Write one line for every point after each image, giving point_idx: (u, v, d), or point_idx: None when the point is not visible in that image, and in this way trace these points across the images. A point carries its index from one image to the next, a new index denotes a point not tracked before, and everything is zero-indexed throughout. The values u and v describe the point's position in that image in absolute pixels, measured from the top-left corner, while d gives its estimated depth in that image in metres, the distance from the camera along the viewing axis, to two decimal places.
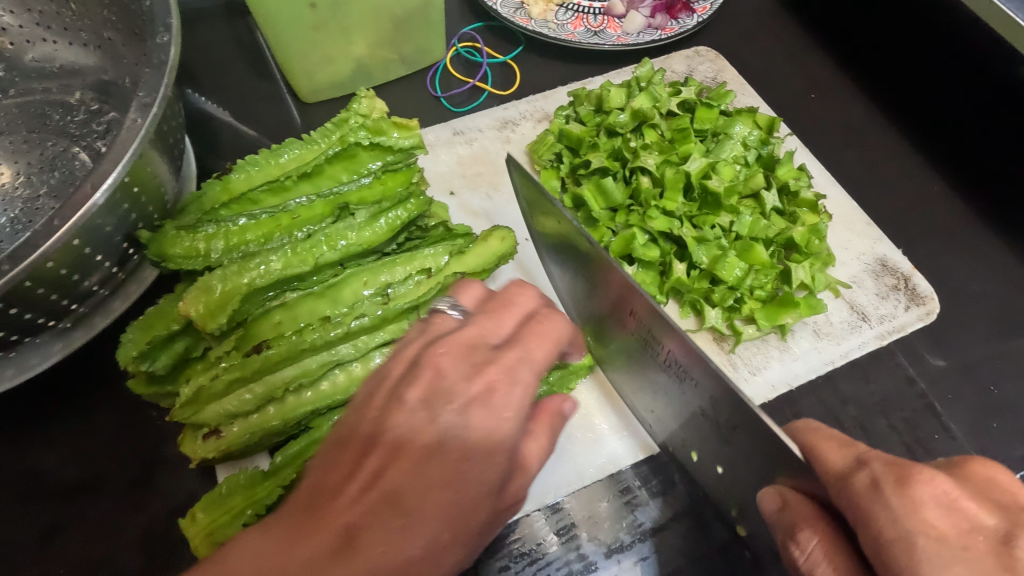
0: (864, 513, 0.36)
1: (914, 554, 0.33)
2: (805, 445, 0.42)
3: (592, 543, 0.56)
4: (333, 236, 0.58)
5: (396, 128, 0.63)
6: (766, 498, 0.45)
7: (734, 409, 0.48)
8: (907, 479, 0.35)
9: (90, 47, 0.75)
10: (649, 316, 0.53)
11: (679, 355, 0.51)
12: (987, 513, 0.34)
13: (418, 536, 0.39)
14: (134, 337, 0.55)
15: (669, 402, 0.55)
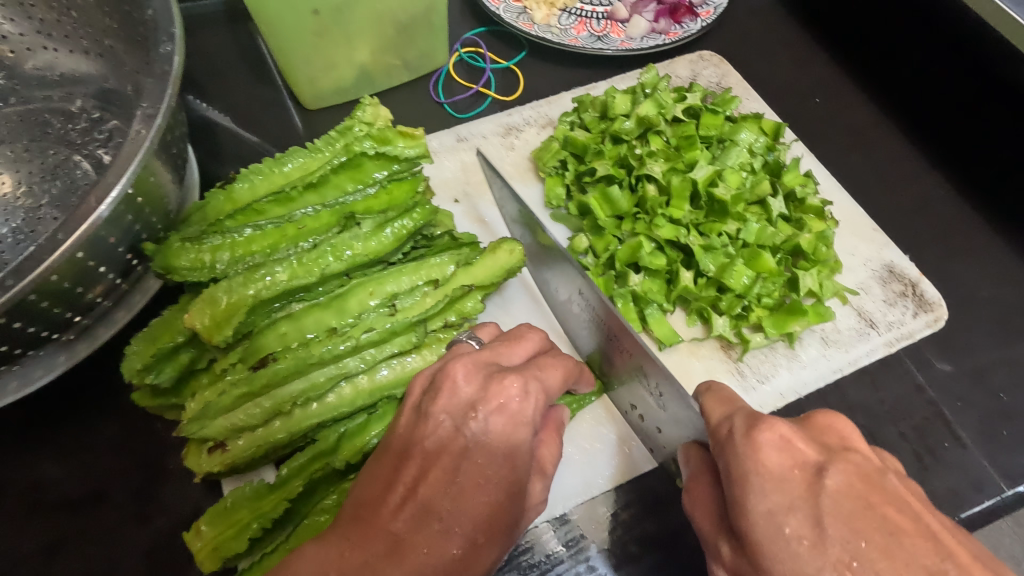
0: (721, 456, 0.43)
1: (747, 487, 0.40)
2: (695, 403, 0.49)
3: (601, 554, 0.56)
4: (339, 246, 0.58)
5: (402, 138, 0.63)
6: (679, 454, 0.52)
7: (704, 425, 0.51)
8: (755, 427, 0.42)
9: (91, 55, 0.74)
10: (641, 357, 0.56)
11: (666, 395, 0.54)
12: (812, 452, 0.41)
13: (455, 538, 0.42)
14: (139, 349, 0.54)
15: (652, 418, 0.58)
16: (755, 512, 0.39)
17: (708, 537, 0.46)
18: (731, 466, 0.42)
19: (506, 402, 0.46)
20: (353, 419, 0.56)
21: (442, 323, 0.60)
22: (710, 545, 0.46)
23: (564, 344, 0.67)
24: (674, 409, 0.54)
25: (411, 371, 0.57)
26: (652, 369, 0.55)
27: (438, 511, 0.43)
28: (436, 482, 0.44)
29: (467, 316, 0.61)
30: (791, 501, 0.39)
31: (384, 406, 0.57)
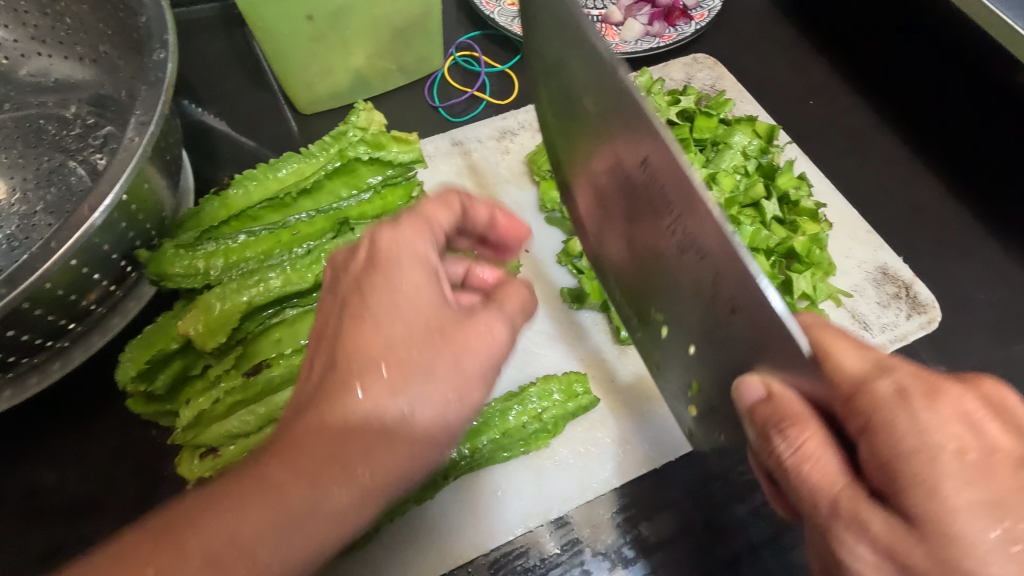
0: (883, 422, 0.35)
1: (933, 466, 0.33)
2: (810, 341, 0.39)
3: (595, 558, 0.56)
4: (333, 252, 0.58)
5: (396, 144, 0.63)
6: (746, 389, 0.41)
7: (743, 347, 0.41)
8: (935, 393, 0.35)
9: (86, 61, 0.74)
10: (716, 254, 0.39)
11: (752, 306, 0.38)
12: (1001, 435, 0.35)
13: (352, 386, 0.37)
14: (133, 356, 0.54)
15: (687, 334, 0.48)
16: (951, 501, 0.32)
17: (829, 507, 0.36)
18: (906, 435, 0.34)
19: (376, 243, 0.41)
20: None
21: None
22: (830, 520, 0.36)
23: (560, 347, 0.67)
24: (740, 333, 0.41)
25: None
26: (726, 274, 0.39)
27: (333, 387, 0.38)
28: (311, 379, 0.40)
29: None
30: (992, 492, 0.32)
31: None
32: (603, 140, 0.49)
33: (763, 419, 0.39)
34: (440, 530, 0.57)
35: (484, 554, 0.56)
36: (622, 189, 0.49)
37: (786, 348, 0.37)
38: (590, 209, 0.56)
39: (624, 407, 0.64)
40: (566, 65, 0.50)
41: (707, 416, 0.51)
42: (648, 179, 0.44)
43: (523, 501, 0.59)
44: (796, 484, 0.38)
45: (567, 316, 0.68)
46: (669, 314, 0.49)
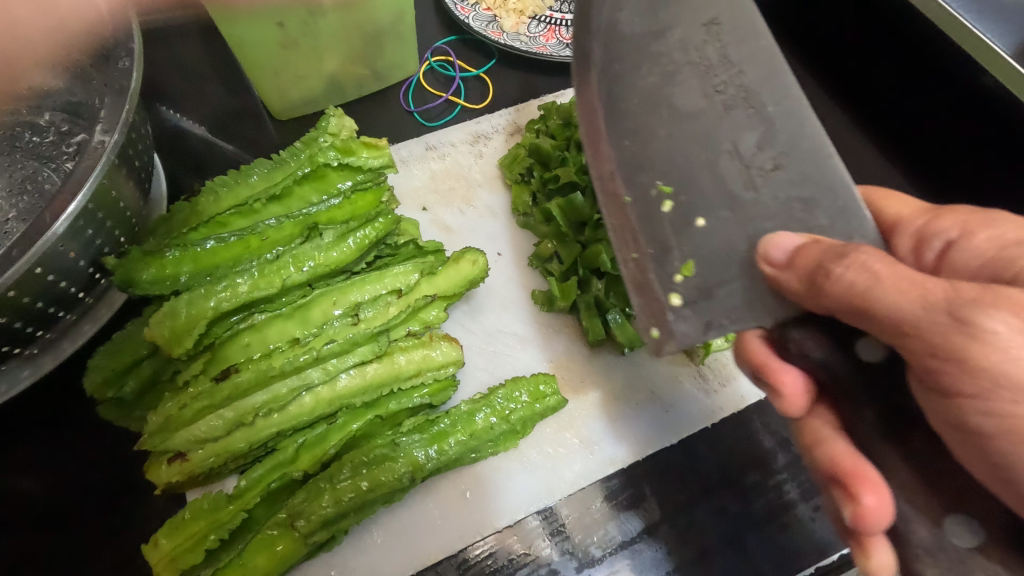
0: (983, 220, 0.44)
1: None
2: (874, 201, 0.53)
3: (563, 556, 0.57)
4: (301, 257, 0.59)
5: (366, 149, 0.65)
6: (785, 240, 0.45)
7: (772, 204, 0.50)
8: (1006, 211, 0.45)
9: (59, 69, 0.75)
10: (784, 145, 0.51)
11: (778, 172, 0.50)
12: None
13: None
14: (100, 363, 0.55)
15: (700, 204, 0.51)
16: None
17: (948, 294, 0.36)
18: (995, 231, 0.43)
19: None
20: (313, 429, 0.57)
21: (404, 332, 0.61)
22: (957, 302, 0.35)
23: (531, 349, 0.67)
24: (772, 188, 0.50)
25: (372, 379, 0.58)
26: (793, 153, 0.51)
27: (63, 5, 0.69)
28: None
29: (430, 326, 0.62)
30: None
31: (344, 415, 0.57)
32: (648, 22, 0.55)
33: (815, 250, 0.43)
34: (408, 531, 0.58)
35: (453, 555, 0.57)
36: (667, 65, 0.54)
37: (832, 198, 0.49)
38: (616, 91, 0.55)
39: (595, 406, 0.64)
40: None
41: (694, 304, 0.50)
42: (714, 58, 0.54)
43: (491, 502, 0.59)
44: (892, 287, 0.37)
45: (539, 319, 0.69)
46: (691, 188, 0.52)
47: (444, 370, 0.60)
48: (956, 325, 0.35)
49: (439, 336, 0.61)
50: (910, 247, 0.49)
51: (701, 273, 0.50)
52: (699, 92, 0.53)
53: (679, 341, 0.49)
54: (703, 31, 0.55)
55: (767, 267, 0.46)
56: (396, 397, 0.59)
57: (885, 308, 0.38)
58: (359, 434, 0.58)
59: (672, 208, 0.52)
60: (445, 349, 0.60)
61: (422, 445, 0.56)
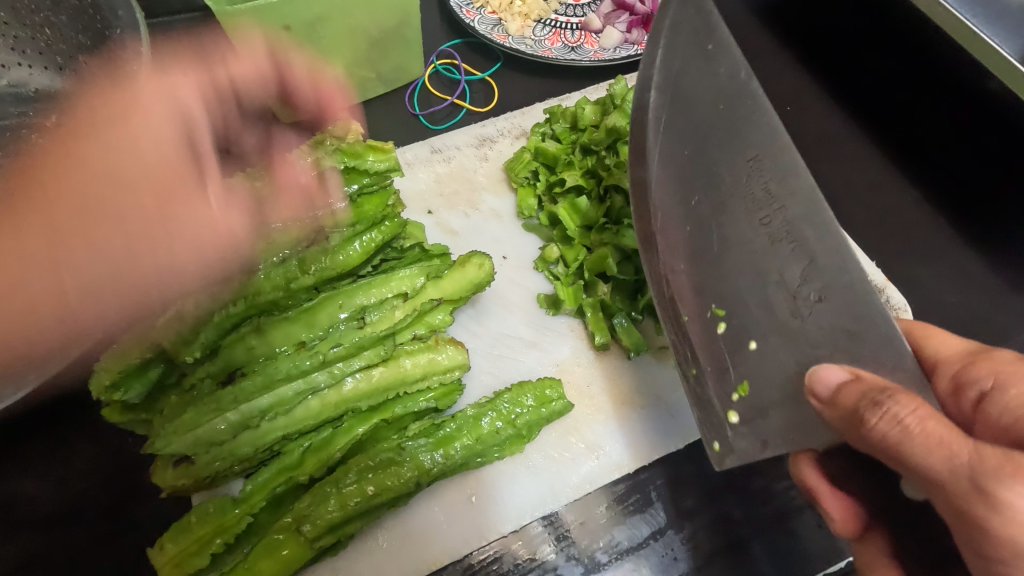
0: (1011, 375, 0.45)
1: None
2: (915, 334, 0.53)
3: (568, 562, 0.57)
4: (307, 261, 0.60)
5: (372, 152, 0.64)
6: (830, 374, 0.46)
7: (819, 333, 0.50)
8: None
9: (66, 72, 0.74)
10: (822, 271, 0.53)
11: (823, 299, 0.52)
12: None
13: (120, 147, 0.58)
14: (107, 366, 0.55)
15: (755, 332, 0.52)
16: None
17: (971, 457, 0.35)
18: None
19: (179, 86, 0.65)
20: (319, 433, 0.57)
21: (410, 335, 0.61)
22: (975, 468, 0.35)
23: (538, 352, 0.67)
24: (822, 319, 0.51)
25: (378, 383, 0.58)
26: (830, 273, 0.53)
27: (162, 102, 0.63)
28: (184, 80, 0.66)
29: (435, 330, 0.62)
30: None
31: (350, 419, 0.57)
32: (709, 151, 0.56)
33: (857, 389, 0.43)
34: (413, 537, 0.57)
35: (457, 560, 0.57)
36: (716, 193, 0.56)
37: (870, 327, 0.50)
38: (671, 208, 0.56)
39: (602, 411, 0.64)
40: (682, 89, 0.57)
41: (750, 423, 0.50)
42: (762, 191, 0.55)
43: (496, 507, 0.59)
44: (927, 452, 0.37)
45: (544, 321, 0.69)
46: (742, 311, 0.53)
47: (450, 374, 0.60)
48: (974, 492, 0.35)
49: (445, 341, 0.61)
50: (948, 389, 0.48)
51: (755, 395, 0.51)
52: (745, 218, 0.55)
53: (738, 458, 0.50)
54: (749, 162, 0.56)
55: (812, 400, 0.46)
56: (401, 401, 0.59)
57: (917, 465, 0.37)
58: (364, 438, 0.57)
59: (726, 329, 0.53)
60: (451, 353, 0.60)
61: (427, 449, 0.56)
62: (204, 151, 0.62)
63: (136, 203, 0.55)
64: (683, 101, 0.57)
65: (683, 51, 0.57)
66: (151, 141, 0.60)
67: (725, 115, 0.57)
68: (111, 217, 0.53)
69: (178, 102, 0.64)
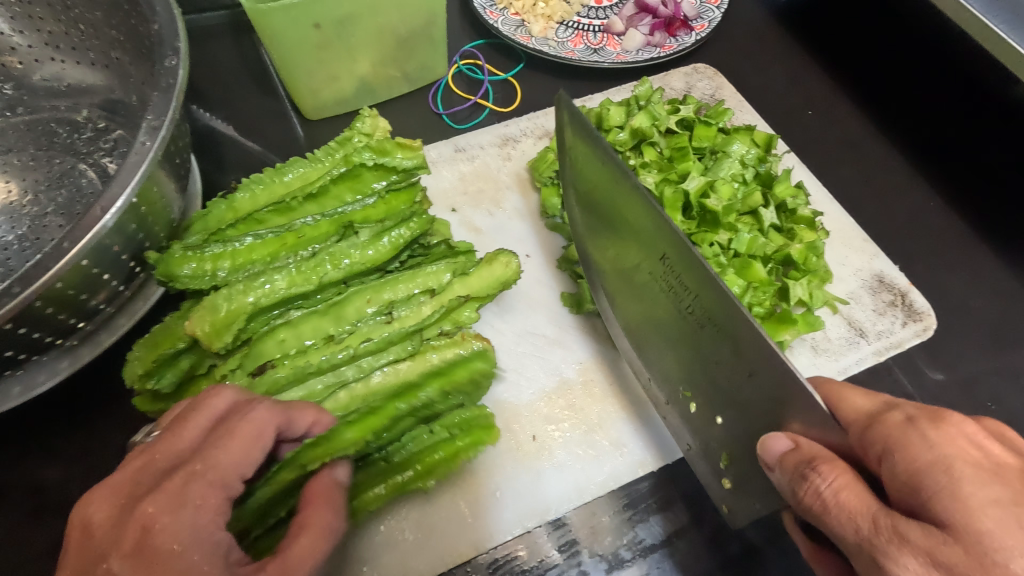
0: (899, 441, 0.39)
1: (952, 475, 0.36)
2: (827, 396, 0.47)
3: (593, 558, 0.57)
4: (337, 255, 0.60)
5: (400, 149, 0.64)
6: (774, 443, 0.45)
7: (761, 405, 0.49)
8: (941, 418, 0.39)
9: (98, 66, 0.76)
10: (741, 339, 0.50)
11: (753, 367, 0.49)
12: (1011, 454, 0.38)
13: None
14: (141, 355, 0.56)
15: (716, 407, 0.54)
16: (972, 501, 0.35)
17: (869, 529, 0.37)
18: (910, 454, 0.38)
19: None
20: None
21: (438, 331, 0.60)
22: (872, 540, 0.37)
23: (561, 352, 0.68)
24: (756, 393, 0.50)
25: (405, 377, 0.57)
26: (744, 344, 0.50)
27: (180, 421, 0.47)
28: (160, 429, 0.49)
29: (463, 326, 0.61)
30: (1000, 497, 0.35)
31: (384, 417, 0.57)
32: (632, 251, 0.61)
33: (798, 461, 0.42)
34: (437, 530, 0.58)
35: (483, 553, 0.58)
36: (649, 296, 0.60)
37: (796, 393, 0.46)
38: (627, 313, 0.62)
39: (617, 410, 0.65)
40: (601, 202, 0.64)
41: (742, 487, 0.53)
42: (678, 285, 0.56)
43: (509, 511, 0.59)
44: (840, 519, 0.39)
45: (568, 320, 0.70)
46: (705, 391, 0.55)
47: (477, 370, 0.59)
48: (874, 563, 0.37)
49: (471, 335, 0.59)
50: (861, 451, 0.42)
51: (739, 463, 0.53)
52: (671, 308, 0.57)
53: (743, 515, 0.53)
54: (660, 263, 0.58)
55: (767, 471, 0.46)
56: (429, 396, 0.59)
57: (833, 532, 0.40)
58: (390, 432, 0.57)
59: (696, 409, 0.56)
60: (477, 349, 0.58)
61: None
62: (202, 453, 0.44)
63: (210, 537, 0.42)
64: (604, 211, 0.64)
65: (589, 172, 0.65)
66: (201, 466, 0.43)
67: (628, 215, 0.61)
68: (189, 548, 0.40)
69: (199, 423, 0.46)
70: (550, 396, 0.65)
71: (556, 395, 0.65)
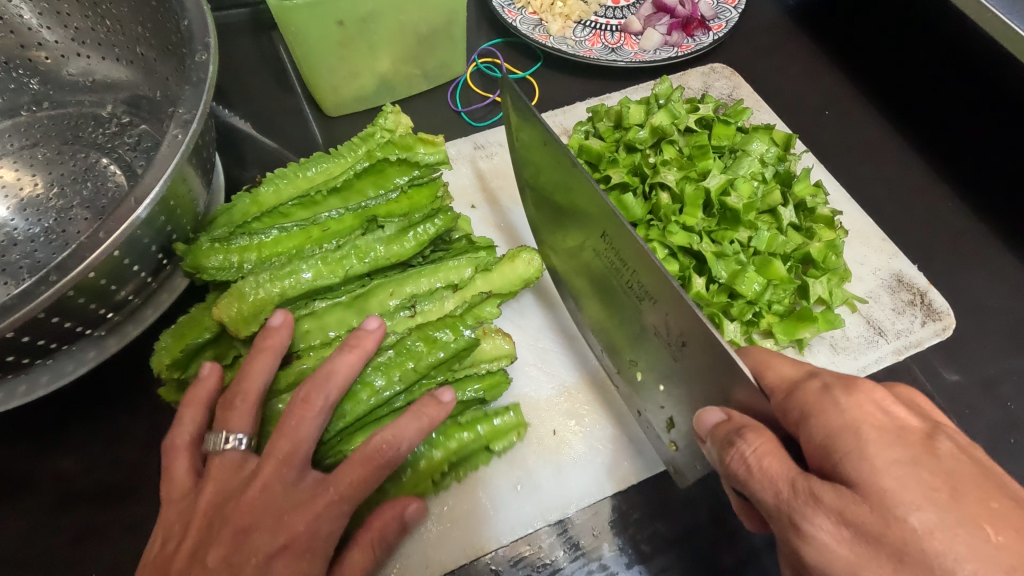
0: (815, 408, 0.40)
1: (859, 438, 0.37)
2: (756, 364, 0.47)
3: (613, 552, 0.58)
4: (363, 248, 0.60)
5: (423, 145, 0.65)
6: (708, 415, 0.46)
7: (694, 375, 0.51)
8: (852, 387, 0.40)
9: (124, 62, 0.77)
10: (671, 308, 0.51)
11: (685, 335, 0.50)
12: (914, 417, 0.39)
13: None
14: (167, 345, 0.56)
15: (657, 376, 0.56)
16: (875, 462, 0.36)
17: (787, 490, 0.39)
18: (824, 422, 0.39)
19: None
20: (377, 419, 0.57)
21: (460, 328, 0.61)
22: (790, 501, 0.38)
23: (577, 348, 0.68)
24: (689, 362, 0.51)
25: (425, 364, 0.57)
26: (674, 314, 0.51)
27: (293, 445, 0.50)
28: (243, 432, 0.52)
29: (484, 322, 0.61)
30: (900, 458, 0.36)
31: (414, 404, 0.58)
32: (578, 231, 0.62)
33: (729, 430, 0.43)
34: (462, 522, 0.59)
35: (505, 547, 0.58)
36: (598, 274, 0.60)
37: (718, 359, 0.47)
38: (582, 289, 0.64)
39: None
40: (548, 182, 0.64)
41: None
42: (620, 263, 0.57)
43: (532, 505, 0.60)
44: (760, 482, 0.40)
45: None
46: (649, 363, 0.57)
47: (498, 363, 0.61)
48: (790, 524, 0.38)
49: (493, 330, 0.61)
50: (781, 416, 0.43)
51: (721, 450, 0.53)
52: (613, 283, 0.58)
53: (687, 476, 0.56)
54: (602, 240, 0.58)
55: (702, 441, 0.47)
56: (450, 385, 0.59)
57: (755, 499, 0.40)
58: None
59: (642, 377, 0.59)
60: (496, 342, 0.60)
61: (443, 437, 0.57)
62: (336, 481, 0.49)
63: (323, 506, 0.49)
64: (552, 190, 0.64)
65: (533, 151, 0.65)
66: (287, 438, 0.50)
67: (573, 193, 0.60)
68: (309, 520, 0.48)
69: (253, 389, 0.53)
70: (569, 391, 0.66)
71: (575, 391, 0.66)
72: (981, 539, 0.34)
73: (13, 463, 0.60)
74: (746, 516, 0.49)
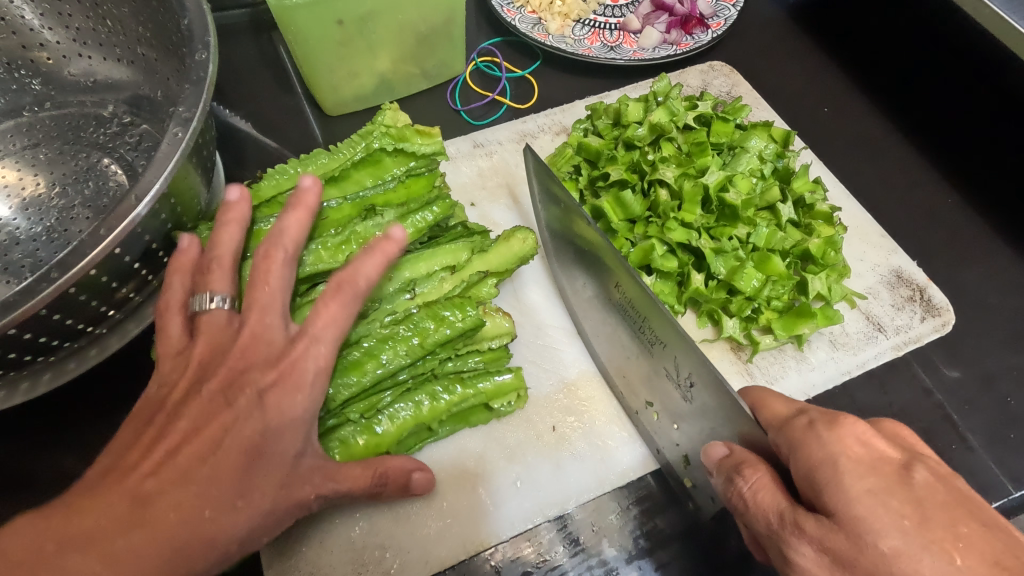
0: (800, 443, 0.41)
1: (837, 471, 0.38)
2: (753, 405, 0.48)
3: (613, 549, 0.58)
4: (364, 234, 0.61)
5: (419, 136, 0.65)
6: (713, 450, 0.47)
7: (704, 415, 0.52)
8: (835, 421, 0.41)
9: (124, 63, 0.77)
10: (678, 347, 0.52)
11: (692, 376, 0.51)
12: (895, 449, 0.40)
13: None
14: None
15: (671, 414, 0.56)
16: (850, 492, 0.37)
17: (777, 521, 0.40)
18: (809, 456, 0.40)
19: None
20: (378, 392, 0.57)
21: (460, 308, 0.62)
22: (779, 531, 0.40)
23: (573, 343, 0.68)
24: (696, 402, 0.52)
25: (430, 344, 0.57)
26: (682, 356, 0.52)
27: (270, 293, 0.52)
28: (226, 292, 0.53)
29: (483, 301, 0.62)
30: (877, 489, 0.37)
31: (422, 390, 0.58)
32: (593, 276, 0.63)
33: (730, 466, 0.45)
34: (461, 518, 0.59)
35: (503, 543, 0.58)
36: (610, 317, 0.62)
37: (724, 398, 0.48)
38: (594, 327, 0.65)
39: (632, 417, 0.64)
40: (564, 228, 0.67)
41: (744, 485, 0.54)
42: (630, 308, 0.58)
43: (530, 500, 0.60)
44: (756, 514, 0.42)
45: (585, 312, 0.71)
46: (661, 400, 0.57)
47: (498, 341, 0.61)
48: (782, 553, 0.40)
49: (493, 308, 0.61)
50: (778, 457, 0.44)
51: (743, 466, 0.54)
52: (626, 328, 0.60)
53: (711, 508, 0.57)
54: (615, 288, 0.60)
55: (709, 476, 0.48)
56: (451, 359, 0.60)
57: (753, 528, 0.43)
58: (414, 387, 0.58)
59: (657, 418, 0.59)
60: (497, 321, 0.61)
61: (446, 391, 0.58)
62: (311, 330, 0.51)
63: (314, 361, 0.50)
64: (567, 233, 0.66)
65: (551, 197, 0.67)
66: (267, 295, 0.51)
67: (588, 241, 0.62)
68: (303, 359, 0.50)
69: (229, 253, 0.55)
70: (569, 386, 0.66)
71: (575, 386, 0.66)
72: (947, 563, 0.34)
73: (14, 460, 0.60)
74: (755, 548, 0.50)
